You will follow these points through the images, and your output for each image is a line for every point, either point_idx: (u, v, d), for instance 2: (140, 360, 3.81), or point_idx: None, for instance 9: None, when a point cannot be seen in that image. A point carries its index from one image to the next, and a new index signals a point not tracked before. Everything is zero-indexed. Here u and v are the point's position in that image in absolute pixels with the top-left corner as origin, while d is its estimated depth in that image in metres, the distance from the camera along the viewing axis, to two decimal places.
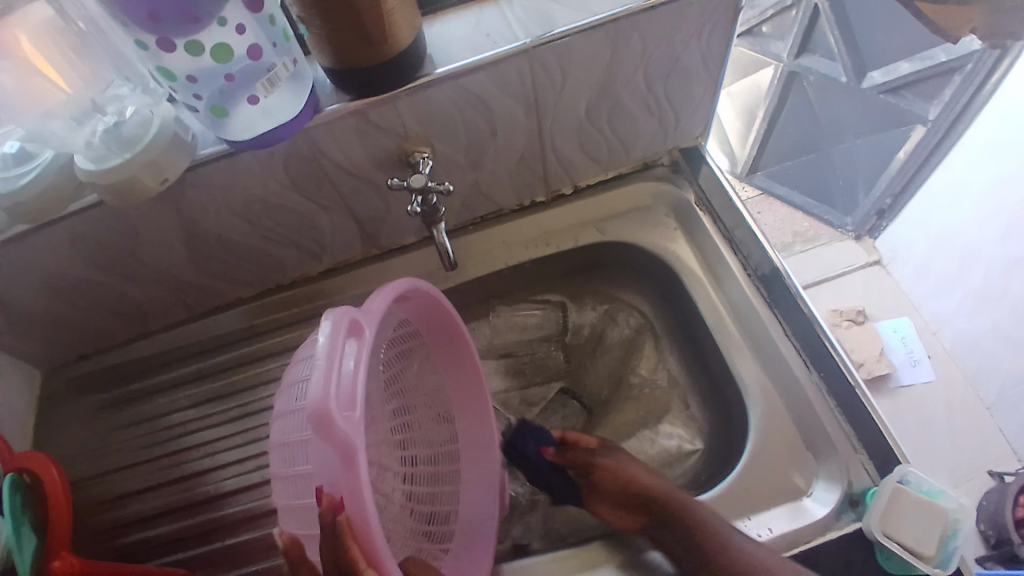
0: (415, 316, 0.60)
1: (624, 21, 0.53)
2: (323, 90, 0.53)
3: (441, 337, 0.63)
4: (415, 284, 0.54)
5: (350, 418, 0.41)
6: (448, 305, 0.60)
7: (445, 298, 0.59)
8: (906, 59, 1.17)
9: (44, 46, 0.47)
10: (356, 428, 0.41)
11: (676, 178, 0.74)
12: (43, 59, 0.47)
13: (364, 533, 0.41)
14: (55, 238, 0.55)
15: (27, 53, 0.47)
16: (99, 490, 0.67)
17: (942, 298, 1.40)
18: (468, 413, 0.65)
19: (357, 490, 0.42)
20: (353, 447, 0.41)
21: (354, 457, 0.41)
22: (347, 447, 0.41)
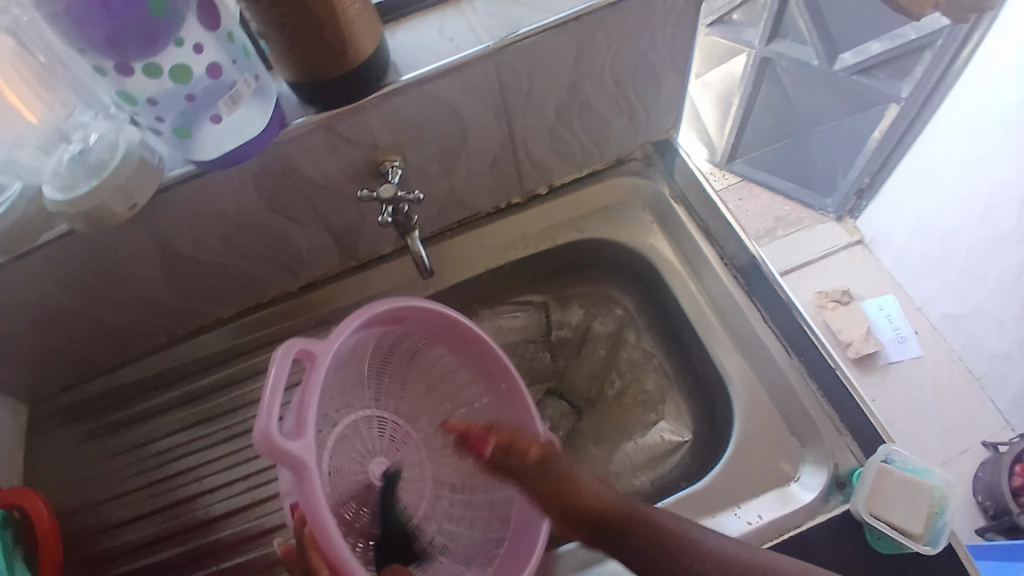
0: (416, 329, 0.62)
1: (587, 19, 0.53)
2: (289, 104, 0.53)
3: (457, 339, 0.63)
4: (394, 305, 0.57)
5: (298, 441, 0.46)
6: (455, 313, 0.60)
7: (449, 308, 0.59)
8: (876, 39, 1.18)
9: (9, 79, 0.47)
10: (304, 446, 0.46)
11: (651, 172, 0.74)
12: (15, 95, 0.48)
13: (324, 538, 0.46)
14: (29, 270, 0.55)
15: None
16: (90, 520, 0.66)
17: (925, 274, 1.41)
18: (510, 409, 0.64)
19: (313, 502, 0.46)
20: (303, 464, 0.46)
21: (305, 472, 0.46)
22: (299, 464, 0.46)
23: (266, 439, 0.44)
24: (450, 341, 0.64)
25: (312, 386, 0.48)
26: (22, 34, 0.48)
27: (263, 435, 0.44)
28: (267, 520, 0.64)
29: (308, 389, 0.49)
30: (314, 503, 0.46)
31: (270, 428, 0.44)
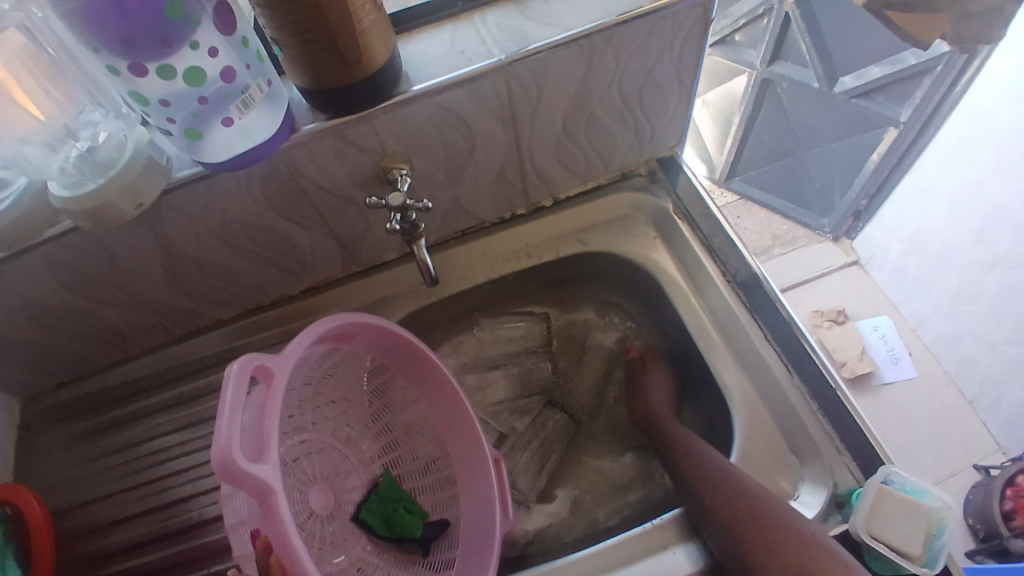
0: (368, 348, 0.64)
1: (597, 36, 0.54)
2: (299, 110, 0.53)
3: (406, 359, 0.65)
4: (350, 320, 0.58)
5: (261, 464, 0.45)
6: (397, 329, 0.62)
7: (392, 327, 0.61)
8: (876, 64, 1.19)
9: (17, 71, 0.45)
10: (266, 470, 0.45)
11: (655, 188, 0.74)
12: (19, 86, 0.46)
13: (292, 566, 0.45)
14: (32, 265, 0.55)
15: (2, 80, 0.45)
16: (80, 520, 0.65)
17: (920, 296, 1.43)
18: (449, 421, 0.67)
19: (279, 528, 0.46)
20: (268, 489, 0.45)
21: (270, 497, 0.45)
22: (264, 490, 0.45)
23: (228, 462, 0.43)
24: (394, 362, 0.66)
25: (270, 408, 0.48)
26: (31, 25, 0.46)
27: (223, 459, 0.43)
28: None
29: (269, 412, 0.48)
30: (281, 529, 0.45)
31: (231, 451, 0.43)
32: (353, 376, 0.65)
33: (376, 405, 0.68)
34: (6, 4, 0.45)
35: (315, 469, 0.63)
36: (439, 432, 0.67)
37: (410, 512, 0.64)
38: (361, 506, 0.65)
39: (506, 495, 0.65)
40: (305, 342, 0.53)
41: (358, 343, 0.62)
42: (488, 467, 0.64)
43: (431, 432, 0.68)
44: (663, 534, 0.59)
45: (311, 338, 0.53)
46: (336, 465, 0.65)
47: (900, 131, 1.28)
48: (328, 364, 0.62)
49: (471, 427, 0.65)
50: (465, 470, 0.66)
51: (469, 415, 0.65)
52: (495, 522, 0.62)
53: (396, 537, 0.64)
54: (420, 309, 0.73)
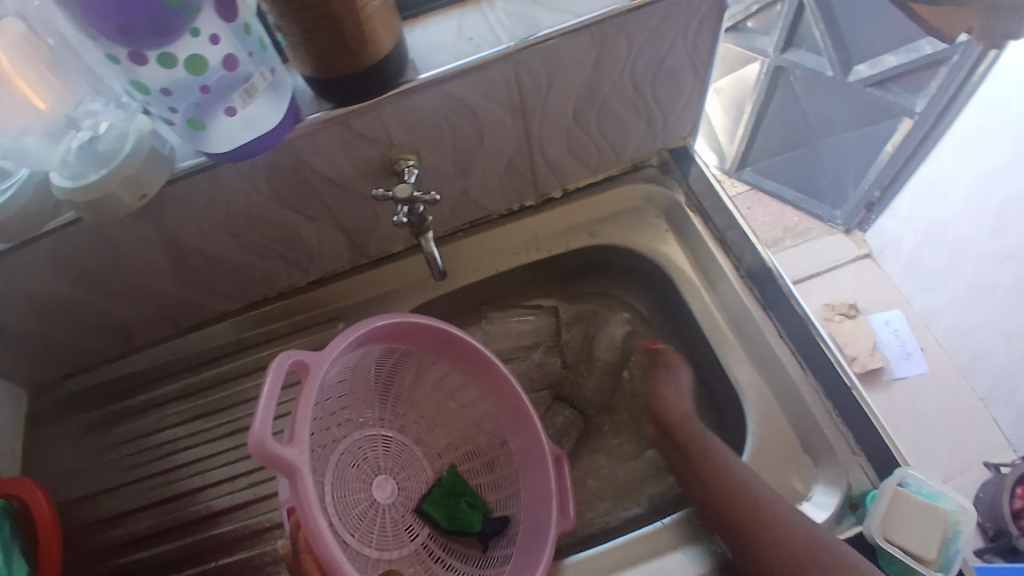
0: (423, 346, 0.64)
1: (609, 22, 0.53)
2: (303, 99, 0.52)
3: (461, 357, 0.64)
4: (396, 319, 0.59)
5: (291, 446, 0.48)
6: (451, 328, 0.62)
7: (443, 325, 0.61)
8: (892, 52, 1.18)
9: (19, 61, 0.46)
10: (295, 451, 0.48)
11: (667, 180, 0.73)
12: (19, 75, 0.46)
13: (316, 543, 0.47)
14: (33, 258, 0.54)
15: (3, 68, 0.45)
16: (88, 511, 0.66)
17: (933, 289, 1.41)
18: (512, 421, 0.65)
19: (305, 507, 0.47)
20: (296, 470, 0.47)
21: (297, 477, 0.48)
22: (291, 470, 0.47)
23: (260, 445, 0.46)
24: (454, 357, 0.65)
25: (305, 395, 0.51)
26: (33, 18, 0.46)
27: (257, 441, 0.46)
28: (270, 516, 0.64)
29: (305, 396, 0.50)
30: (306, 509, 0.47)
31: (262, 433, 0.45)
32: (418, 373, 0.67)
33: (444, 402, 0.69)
34: None
35: (377, 461, 0.67)
36: (505, 428, 0.66)
37: (472, 506, 0.65)
38: (424, 499, 0.66)
39: (567, 493, 0.63)
40: (350, 338, 0.55)
41: (413, 342, 0.63)
42: (548, 464, 0.62)
43: (500, 425, 0.66)
44: (669, 537, 0.59)
45: (355, 336, 0.55)
46: (401, 458, 0.68)
47: (916, 121, 1.26)
48: (385, 362, 0.65)
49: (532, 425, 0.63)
50: (526, 466, 0.65)
51: (527, 411, 0.62)
52: (550, 522, 0.60)
53: (455, 530, 0.64)
54: (428, 302, 0.72)
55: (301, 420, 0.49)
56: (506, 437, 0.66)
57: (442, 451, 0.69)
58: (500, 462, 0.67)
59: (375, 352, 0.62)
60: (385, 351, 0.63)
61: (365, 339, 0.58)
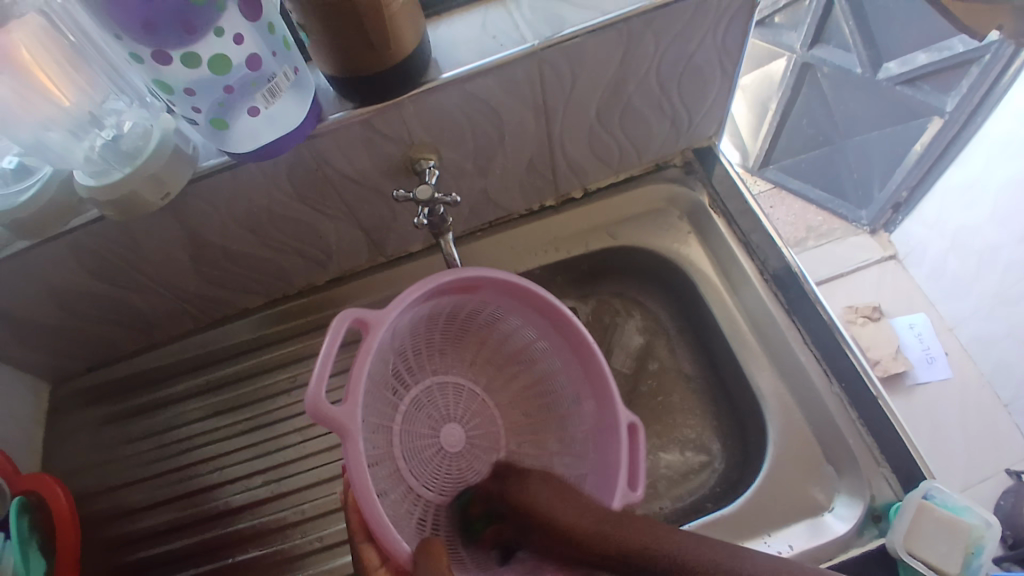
0: (503, 297, 0.59)
1: (636, 20, 0.52)
2: (325, 97, 0.51)
3: (542, 315, 0.59)
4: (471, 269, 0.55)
5: (344, 405, 0.47)
6: (527, 284, 0.56)
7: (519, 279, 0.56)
8: (923, 51, 1.16)
9: (40, 54, 0.45)
10: (348, 412, 0.47)
11: (690, 180, 0.71)
12: (40, 67, 0.45)
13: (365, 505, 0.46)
14: (57, 253, 0.55)
15: (24, 61, 0.45)
16: (110, 503, 0.67)
17: (959, 293, 1.37)
18: (595, 386, 0.59)
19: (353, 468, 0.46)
20: (347, 430, 0.47)
21: (348, 437, 0.47)
22: (343, 430, 0.47)
23: (314, 405, 0.45)
24: (535, 315, 0.60)
25: (365, 352, 0.49)
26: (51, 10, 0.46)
27: (311, 400, 0.45)
28: (285, 515, 0.65)
29: (363, 355, 0.49)
30: (355, 471, 0.46)
31: (316, 393, 0.45)
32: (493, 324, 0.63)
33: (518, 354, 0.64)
34: None
35: (449, 406, 0.66)
36: (576, 387, 0.62)
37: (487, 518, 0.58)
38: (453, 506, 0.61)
39: (638, 467, 0.57)
40: (412, 295, 0.52)
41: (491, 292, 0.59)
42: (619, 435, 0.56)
43: (574, 384, 0.62)
44: None
45: (416, 293, 0.52)
46: (474, 408, 0.66)
47: (946, 121, 1.25)
48: (457, 310, 0.61)
49: (608, 390, 0.57)
50: (600, 433, 0.59)
51: (606, 378, 0.57)
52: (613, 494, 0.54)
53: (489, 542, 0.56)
54: None
55: (357, 380, 0.48)
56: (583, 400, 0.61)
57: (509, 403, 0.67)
58: (568, 418, 0.63)
59: (448, 302, 0.59)
60: (464, 299, 0.59)
61: (431, 294, 0.55)
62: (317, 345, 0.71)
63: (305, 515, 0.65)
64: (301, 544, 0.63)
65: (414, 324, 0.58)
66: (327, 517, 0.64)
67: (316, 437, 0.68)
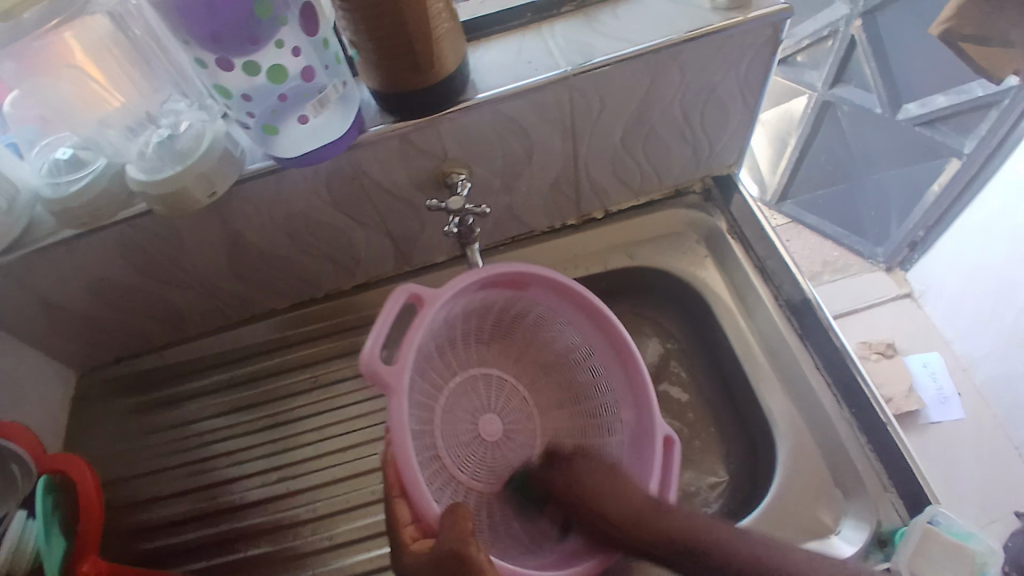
0: (553, 304, 0.64)
1: (664, 51, 0.55)
2: (368, 111, 0.54)
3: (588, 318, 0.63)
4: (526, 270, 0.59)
5: (394, 367, 0.51)
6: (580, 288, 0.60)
7: (570, 281, 0.60)
8: (943, 93, 1.19)
9: (97, 55, 0.51)
10: (399, 371, 0.51)
11: (709, 206, 0.74)
12: (95, 65, 0.51)
13: (404, 461, 0.50)
14: (102, 243, 0.58)
15: (81, 60, 0.50)
16: (129, 492, 0.69)
17: (976, 333, 1.36)
18: (635, 396, 0.62)
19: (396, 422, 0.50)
20: (393, 390, 0.51)
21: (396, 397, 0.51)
22: (391, 390, 0.51)
23: (369, 364, 0.49)
24: (583, 320, 0.64)
25: (416, 324, 0.53)
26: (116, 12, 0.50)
27: (366, 358, 0.49)
28: (298, 512, 0.66)
29: (415, 329, 0.53)
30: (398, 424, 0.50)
31: (369, 348, 0.49)
32: (537, 323, 0.67)
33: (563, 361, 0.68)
34: None
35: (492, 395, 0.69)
36: (614, 395, 0.65)
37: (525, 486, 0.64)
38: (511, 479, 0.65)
39: (671, 478, 0.59)
40: (469, 280, 0.57)
41: (541, 295, 0.63)
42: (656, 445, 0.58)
43: (612, 392, 0.65)
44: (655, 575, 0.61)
45: (473, 279, 0.57)
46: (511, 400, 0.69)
47: (964, 162, 1.26)
48: (510, 308, 0.66)
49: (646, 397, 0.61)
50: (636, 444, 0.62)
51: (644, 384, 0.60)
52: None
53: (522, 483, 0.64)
54: None
55: (407, 347, 0.52)
56: (619, 406, 0.64)
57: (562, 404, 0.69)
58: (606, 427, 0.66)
59: (501, 297, 0.64)
60: (510, 297, 0.64)
61: (486, 285, 0.60)
62: (339, 348, 0.74)
63: (317, 513, 0.66)
64: (311, 542, 0.65)
65: (460, 314, 0.62)
66: (340, 515, 0.66)
67: (333, 437, 0.70)
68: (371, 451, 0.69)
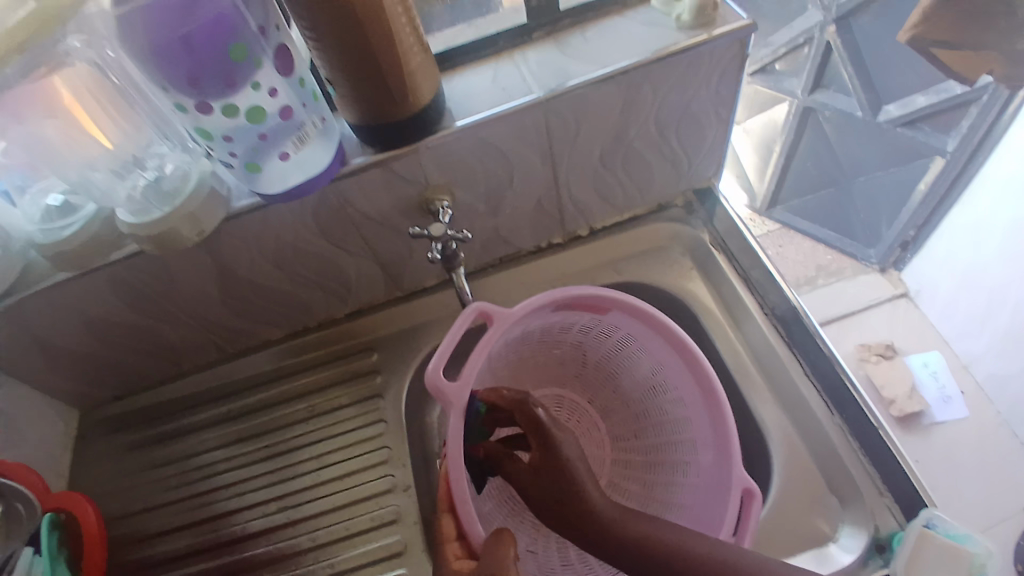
0: (630, 329, 0.64)
1: (635, 72, 0.56)
2: (348, 144, 0.56)
3: (668, 348, 0.61)
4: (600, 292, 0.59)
5: (459, 384, 0.53)
6: (658, 316, 0.59)
7: (648, 306, 0.59)
8: (921, 93, 1.21)
9: (84, 99, 0.50)
10: (462, 389, 0.53)
11: (692, 219, 0.75)
12: (83, 110, 0.51)
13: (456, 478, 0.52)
14: (96, 284, 0.59)
15: (69, 105, 0.50)
16: (131, 528, 0.70)
17: (971, 332, 1.37)
18: (716, 436, 0.59)
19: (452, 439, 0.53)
20: (455, 407, 0.53)
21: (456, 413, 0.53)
22: (455, 407, 0.53)
23: (435, 382, 0.52)
24: (665, 351, 0.62)
25: (483, 344, 0.56)
26: (100, 58, 0.50)
27: (432, 376, 0.52)
28: (298, 541, 0.67)
29: (483, 345, 0.56)
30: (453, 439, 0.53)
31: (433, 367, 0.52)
32: (617, 350, 0.69)
33: (641, 389, 0.69)
34: (78, 42, 0.47)
35: (558, 415, 0.73)
36: (700, 434, 0.62)
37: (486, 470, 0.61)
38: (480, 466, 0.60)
39: (745, 531, 0.55)
40: (541, 302, 0.58)
41: (619, 318, 0.63)
42: (733, 491, 0.56)
43: (695, 428, 0.63)
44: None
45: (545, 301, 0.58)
46: (581, 418, 0.73)
47: (949, 160, 1.28)
48: (587, 326, 0.67)
49: (730, 446, 0.57)
50: (714, 484, 0.59)
51: (728, 425, 0.57)
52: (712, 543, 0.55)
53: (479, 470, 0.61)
54: (460, 332, 0.76)
55: (471, 368, 0.55)
56: (699, 442, 0.62)
57: (622, 429, 0.72)
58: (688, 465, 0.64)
59: (580, 317, 0.65)
60: (585, 315, 0.64)
61: (559, 306, 0.61)
62: (334, 376, 0.74)
63: (318, 541, 0.66)
64: (313, 570, 0.65)
65: (532, 331, 0.64)
66: (340, 543, 0.66)
67: (332, 465, 0.70)
68: (371, 477, 0.69)
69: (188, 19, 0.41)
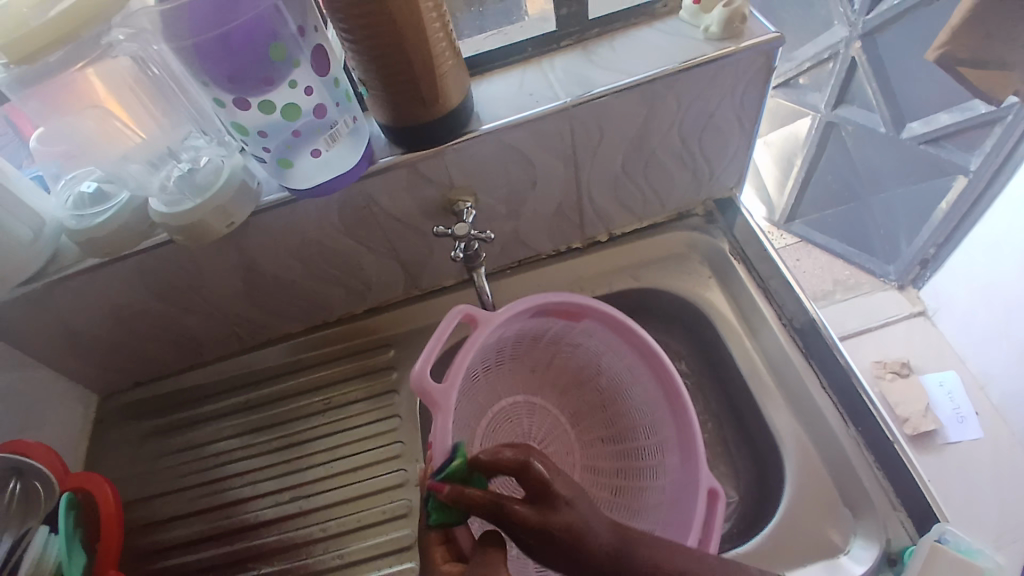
0: (600, 337, 0.66)
1: (661, 82, 0.57)
2: (377, 144, 0.57)
3: (639, 356, 0.64)
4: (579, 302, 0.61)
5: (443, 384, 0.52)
6: (636, 326, 0.62)
7: (625, 317, 0.62)
8: (945, 110, 1.21)
9: (118, 94, 0.53)
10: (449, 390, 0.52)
11: (711, 229, 0.75)
12: (116, 102, 0.53)
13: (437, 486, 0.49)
14: (123, 271, 0.60)
15: (102, 99, 0.52)
16: (145, 512, 0.71)
17: (989, 352, 1.35)
18: (683, 441, 0.62)
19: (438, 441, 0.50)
20: (439, 406, 0.51)
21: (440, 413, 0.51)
22: (437, 406, 0.51)
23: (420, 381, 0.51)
24: (635, 357, 0.65)
25: (468, 346, 0.55)
26: (138, 57, 0.51)
27: (417, 376, 0.51)
28: (308, 531, 0.68)
29: (466, 349, 0.55)
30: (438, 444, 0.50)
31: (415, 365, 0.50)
32: (588, 361, 0.69)
33: (613, 400, 0.69)
34: (121, 35, 0.47)
35: (528, 427, 0.71)
36: (665, 439, 0.64)
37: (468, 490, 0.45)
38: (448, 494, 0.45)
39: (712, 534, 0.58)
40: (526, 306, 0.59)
41: (592, 325, 0.65)
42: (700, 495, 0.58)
43: (660, 437, 0.65)
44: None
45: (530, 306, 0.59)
46: (546, 427, 0.72)
47: (972, 179, 1.27)
48: (560, 336, 0.67)
49: (695, 449, 0.60)
50: (680, 489, 0.62)
51: (694, 430, 0.61)
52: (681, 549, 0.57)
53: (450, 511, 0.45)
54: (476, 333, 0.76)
55: (458, 367, 0.54)
56: (665, 447, 0.64)
57: (596, 441, 0.70)
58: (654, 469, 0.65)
59: (554, 324, 0.66)
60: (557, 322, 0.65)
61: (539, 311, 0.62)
62: (349, 370, 0.76)
63: (327, 532, 0.67)
64: (321, 560, 0.66)
65: (507, 338, 0.64)
66: (348, 535, 0.67)
67: (332, 460, 0.71)
68: (383, 471, 0.70)
69: (229, 18, 0.42)
